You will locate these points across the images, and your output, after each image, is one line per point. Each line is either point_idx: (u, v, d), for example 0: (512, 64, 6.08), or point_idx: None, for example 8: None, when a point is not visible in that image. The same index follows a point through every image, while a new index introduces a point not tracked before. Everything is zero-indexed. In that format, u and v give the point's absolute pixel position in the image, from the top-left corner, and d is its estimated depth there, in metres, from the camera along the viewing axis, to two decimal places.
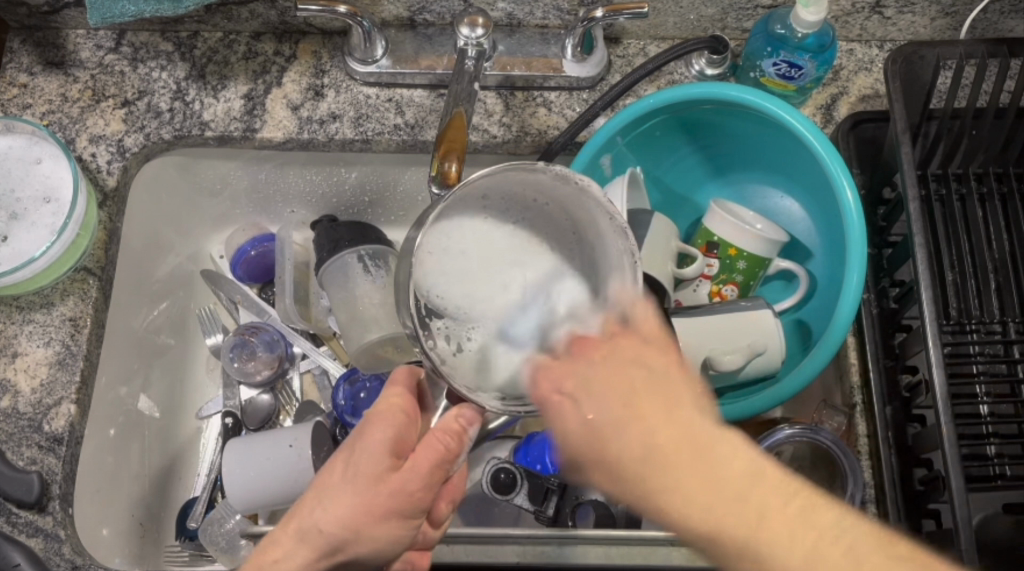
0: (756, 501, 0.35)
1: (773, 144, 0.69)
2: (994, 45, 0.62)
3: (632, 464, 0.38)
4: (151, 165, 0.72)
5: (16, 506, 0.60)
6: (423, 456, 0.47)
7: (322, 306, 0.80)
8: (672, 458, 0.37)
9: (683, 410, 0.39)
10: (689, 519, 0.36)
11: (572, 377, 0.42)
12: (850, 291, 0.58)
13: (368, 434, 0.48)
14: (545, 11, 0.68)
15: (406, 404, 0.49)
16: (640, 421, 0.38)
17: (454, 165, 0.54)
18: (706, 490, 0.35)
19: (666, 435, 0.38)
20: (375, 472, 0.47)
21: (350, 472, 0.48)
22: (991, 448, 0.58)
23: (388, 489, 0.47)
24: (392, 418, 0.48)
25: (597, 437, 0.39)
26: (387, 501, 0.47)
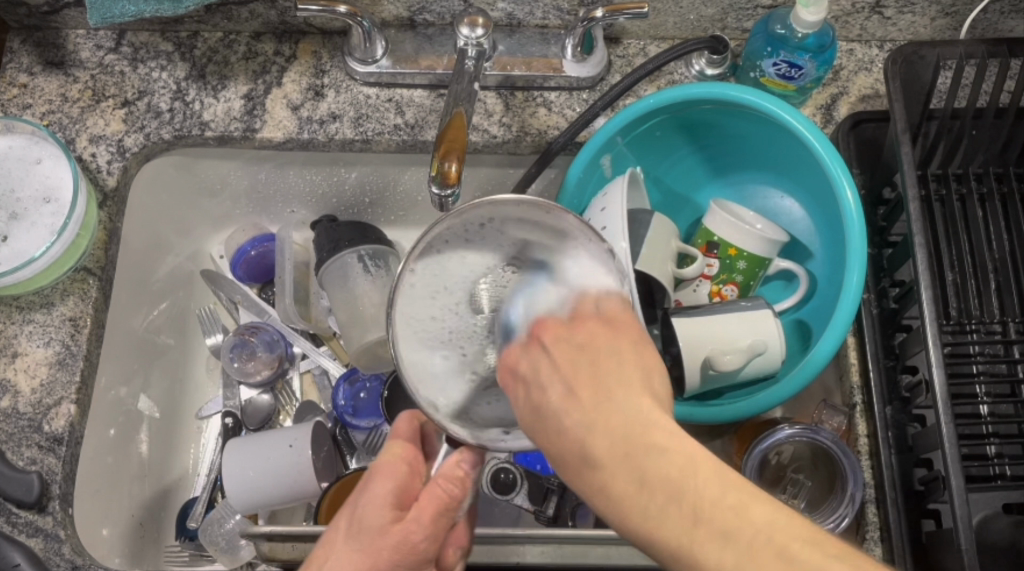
0: (694, 497, 0.34)
1: (774, 144, 0.69)
2: (994, 45, 0.62)
3: (576, 444, 0.38)
4: (150, 165, 0.72)
5: (16, 506, 0.60)
6: (425, 505, 0.46)
7: (322, 306, 0.80)
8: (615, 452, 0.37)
9: (625, 381, 0.39)
10: (613, 493, 0.36)
11: (558, 346, 0.42)
12: (851, 291, 0.58)
13: (372, 489, 0.48)
14: (545, 11, 0.68)
15: (409, 454, 0.50)
16: (584, 400, 0.39)
17: (454, 165, 0.54)
18: (630, 480, 0.36)
19: (609, 393, 0.38)
20: (380, 526, 0.47)
21: (355, 528, 0.48)
22: (991, 448, 0.58)
23: (391, 543, 0.46)
24: (395, 470, 0.49)
25: (599, 391, 0.39)
26: (392, 554, 0.46)
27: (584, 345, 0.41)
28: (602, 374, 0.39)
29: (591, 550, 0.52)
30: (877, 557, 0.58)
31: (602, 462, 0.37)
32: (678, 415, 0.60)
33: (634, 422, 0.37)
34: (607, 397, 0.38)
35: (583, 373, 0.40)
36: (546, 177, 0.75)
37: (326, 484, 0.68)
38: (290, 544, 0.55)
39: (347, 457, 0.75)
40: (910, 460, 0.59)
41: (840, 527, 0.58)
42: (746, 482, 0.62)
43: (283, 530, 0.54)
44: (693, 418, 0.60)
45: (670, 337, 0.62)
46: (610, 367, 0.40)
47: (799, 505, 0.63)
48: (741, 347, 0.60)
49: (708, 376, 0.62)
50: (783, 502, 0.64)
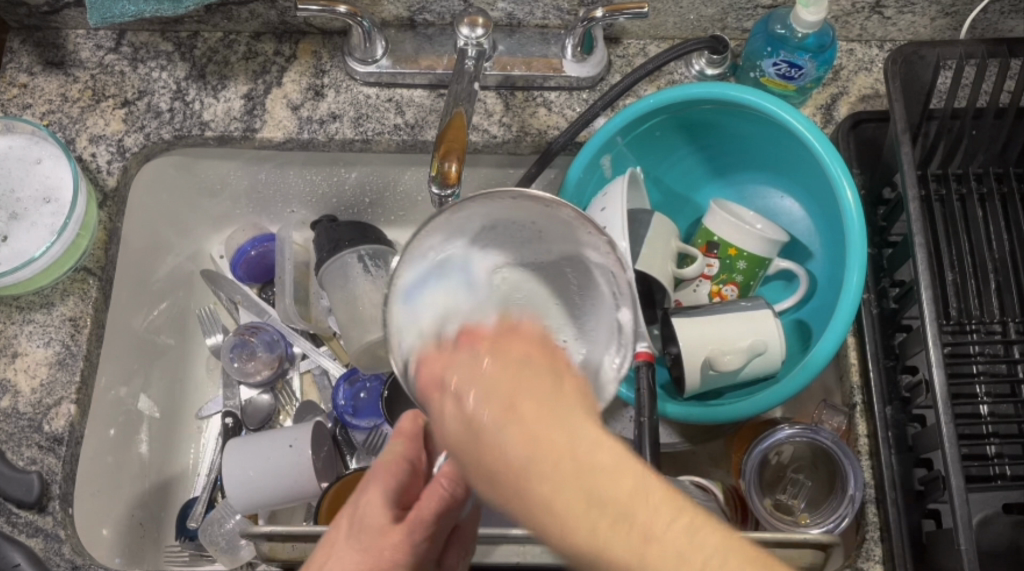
0: (623, 501, 0.28)
1: (774, 144, 0.69)
2: (994, 45, 0.62)
3: (508, 468, 0.31)
4: (150, 165, 0.72)
5: (16, 506, 0.60)
6: (426, 504, 0.45)
7: (322, 306, 0.79)
8: (521, 464, 0.30)
9: (566, 405, 0.32)
10: (530, 491, 0.30)
11: (457, 362, 0.36)
12: (851, 291, 0.58)
13: (373, 489, 0.49)
14: (545, 11, 0.68)
15: (411, 454, 0.50)
16: (519, 420, 0.31)
17: (454, 165, 0.54)
18: (541, 478, 0.30)
19: (519, 416, 0.32)
20: (380, 526, 0.47)
21: (356, 527, 0.48)
22: (991, 448, 0.58)
23: (394, 542, 0.46)
24: (397, 469, 0.49)
25: (472, 432, 0.33)
26: (394, 553, 0.46)
27: (505, 382, 0.33)
28: (524, 407, 0.32)
29: None
30: (877, 558, 0.58)
31: (520, 468, 0.30)
32: (678, 415, 0.60)
33: (565, 435, 0.30)
34: (557, 413, 0.31)
35: (503, 393, 0.33)
36: (546, 177, 0.75)
37: (326, 484, 0.68)
38: (290, 544, 0.55)
39: (347, 458, 0.75)
40: (910, 460, 0.59)
41: (841, 527, 0.58)
42: (746, 483, 0.63)
43: (285, 530, 0.53)
44: (693, 418, 0.60)
45: (669, 337, 0.62)
46: (526, 384, 0.33)
47: (799, 505, 0.63)
48: (741, 347, 0.60)
49: (708, 376, 0.62)
50: (783, 502, 0.64)
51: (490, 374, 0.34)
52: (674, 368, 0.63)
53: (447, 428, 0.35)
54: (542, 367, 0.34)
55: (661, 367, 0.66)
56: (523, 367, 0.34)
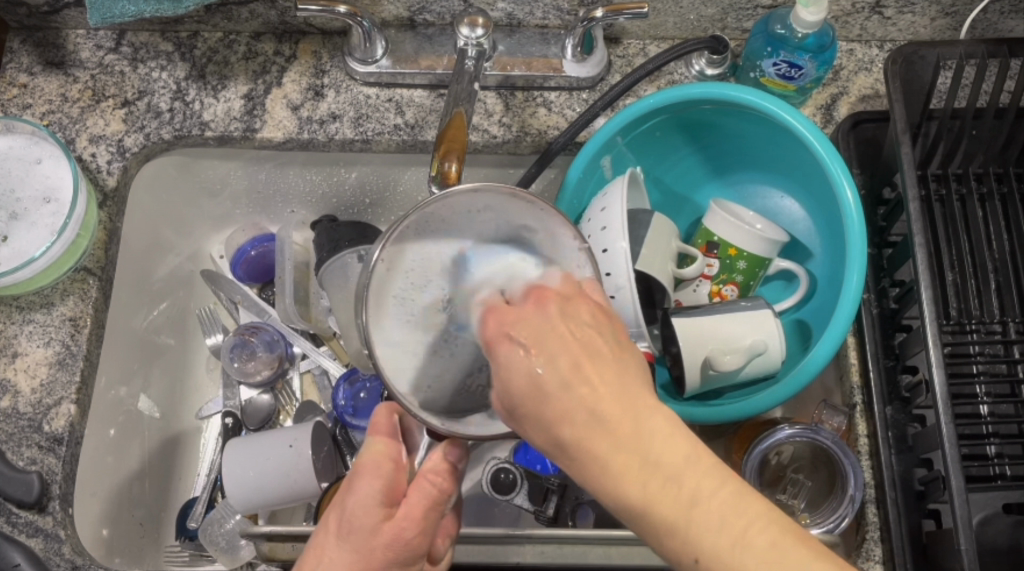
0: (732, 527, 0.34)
1: (774, 144, 0.69)
2: (994, 45, 0.62)
3: (577, 412, 0.37)
4: (150, 165, 0.72)
5: (16, 506, 0.60)
6: (415, 500, 0.46)
7: (322, 306, 0.80)
8: (579, 423, 0.37)
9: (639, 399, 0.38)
10: (614, 484, 0.36)
11: (520, 323, 0.40)
12: (851, 291, 0.58)
13: (356, 490, 0.47)
14: (545, 11, 0.68)
15: (391, 446, 0.48)
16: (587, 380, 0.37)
17: (454, 165, 0.54)
18: (625, 456, 0.36)
19: (583, 421, 0.37)
20: (370, 528, 0.46)
21: (345, 529, 0.47)
22: (991, 448, 0.58)
23: (386, 543, 0.46)
24: (379, 466, 0.47)
25: (537, 392, 0.38)
26: (387, 553, 0.46)
27: (584, 332, 0.39)
28: (592, 353, 0.39)
29: (590, 551, 0.52)
30: (877, 558, 0.58)
31: (578, 450, 0.37)
32: (678, 416, 0.60)
33: (631, 419, 0.37)
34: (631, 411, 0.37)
35: (599, 428, 0.37)
36: (546, 177, 0.75)
37: (326, 484, 0.68)
38: (289, 544, 0.54)
39: (347, 458, 0.75)
40: (910, 460, 0.59)
41: (840, 527, 0.58)
42: (746, 484, 0.63)
43: (283, 529, 0.54)
44: (693, 419, 0.60)
45: (669, 337, 0.62)
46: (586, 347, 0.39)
47: (799, 505, 0.63)
48: (741, 347, 0.60)
49: (708, 376, 0.62)
50: (783, 502, 0.64)
51: (554, 381, 0.38)
52: (674, 368, 0.63)
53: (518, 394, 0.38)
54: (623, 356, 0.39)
55: (662, 367, 0.66)
56: (604, 309, 0.41)
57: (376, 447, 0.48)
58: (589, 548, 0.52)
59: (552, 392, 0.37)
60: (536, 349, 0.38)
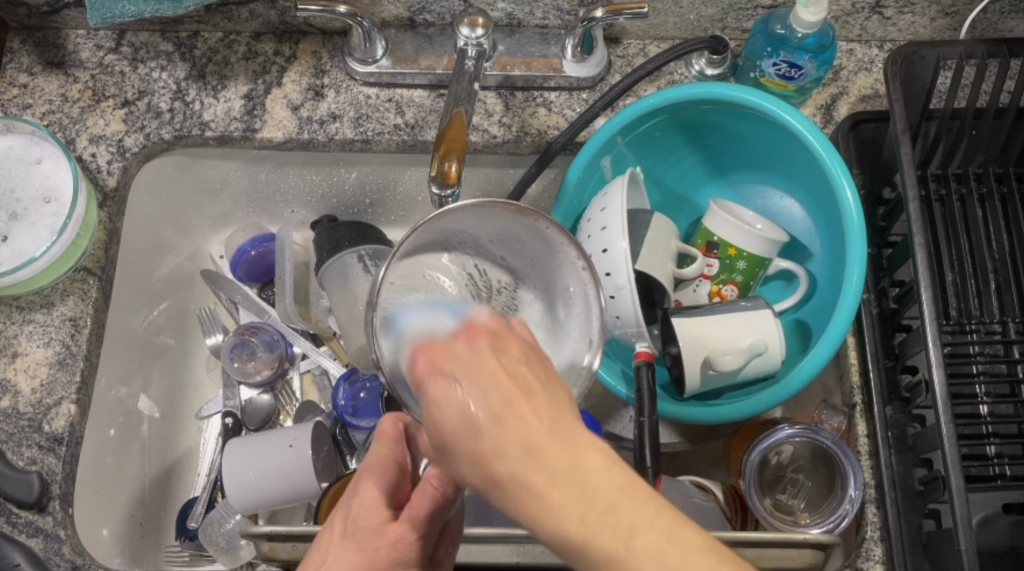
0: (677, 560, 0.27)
1: (773, 144, 0.69)
2: (994, 45, 0.62)
3: (488, 446, 0.29)
4: (151, 165, 0.72)
5: (16, 506, 0.60)
6: (417, 506, 0.44)
7: (322, 306, 0.80)
8: (520, 459, 0.28)
9: (559, 409, 0.30)
10: (557, 525, 0.28)
11: (453, 356, 0.31)
12: (851, 291, 0.58)
13: (361, 492, 0.48)
14: (545, 11, 0.68)
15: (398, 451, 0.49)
16: (517, 413, 0.29)
17: (454, 165, 0.54)
18: (537, 469, 0.28)
19: (510, 428, 0.29)
20: (374, 529, 0.46)
21: (349, 529, 0.47)
22: (991, 448, 0.58)
23: (390, 542, 0.45)
24: (384, 469, 0.48)
25: (500, 414, 0.29)
26: (390, 553, 0.45)
27: (516, 369, 0.31)
28: (505, 378, 0.30)
29: None
30: (877, 557, 0.58)
31: (516, 481, 0.28)
32: (679, 416, 0.60)
33: (569, 450, 0.28)
34: (558, 428, 0.29)
35: (506, 390, 0.29)
36: (546, 177, 0.75)
37: (326, 484, 0.68)
38: (289, 544, 0.54)
39: (348, 458, 0.75)
40: (910, 460, 0.59)
41: (840, 526, 0.58)
42: (746, 483, 0.63)
43: (284, 530, 0.54)
44: (693, 419, 0.60)
45: (670, 337, 0.63)
46: (481, 377, 0.30)
47: (798, 505, 0.63)
48: (741, 347, 0.60)
49: (708, 376, 0.62)
50: (783, 502, 0.64)
51: (486, 411, 0.29)
52: (674, 368, 0.63)
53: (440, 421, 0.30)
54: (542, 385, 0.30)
55: (662, 367, 0.67)
56: (521, 374, 0.30)
57: (380, 452, 0.49)
58: None
59: (458, 438, 0.29)
60: (463, 368, 0.31)
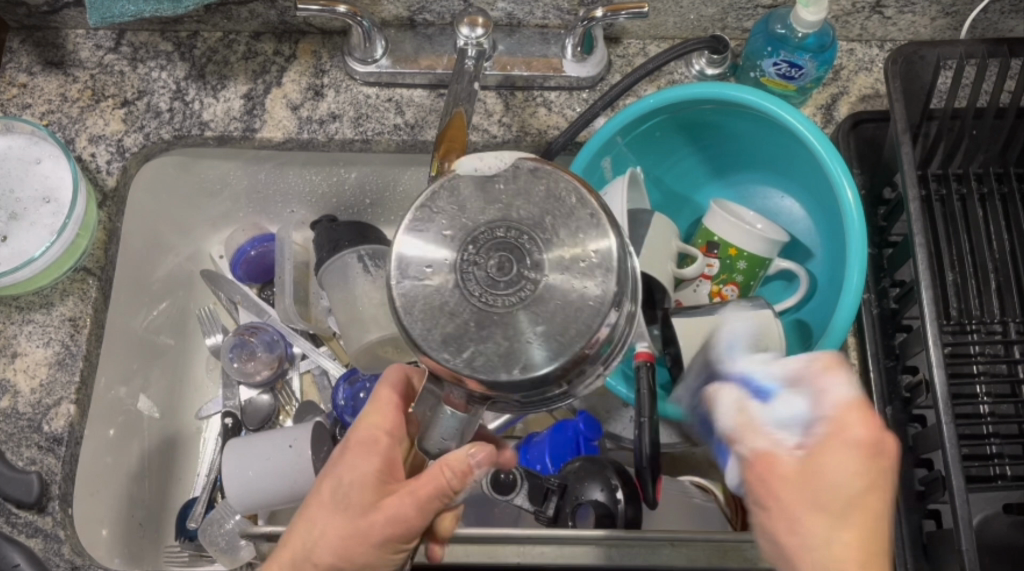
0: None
1: (774, 144, 0.69)
2: (995, 45, 0.62)
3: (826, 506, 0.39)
4: (151, 165, 0.72)
5: (16, 506, 0.59)
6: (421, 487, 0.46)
7: (322, 306, 0.80)
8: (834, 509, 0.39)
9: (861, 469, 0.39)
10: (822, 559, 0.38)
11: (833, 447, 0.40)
12: (851, 291, 0.58)
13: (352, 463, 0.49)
14: (545, 11, 0.68)
15: (394, 427, 0.49)
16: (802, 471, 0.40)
17: (454, 165, 0.54)
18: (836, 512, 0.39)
19: (853, 500, 0.39)
20: (365, 503, 0.48)
21: (338, 501, 0.49)
22: (991, 448, 0.57)
23: (387, 516, 0.47)
24: (373, 438, 0.49)
25: (811, 478, 0.40)
26: (388, 527, 0.47)
27: (864, 461, 0.39)
28: (882, 454, 0.40)
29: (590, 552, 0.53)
30: None
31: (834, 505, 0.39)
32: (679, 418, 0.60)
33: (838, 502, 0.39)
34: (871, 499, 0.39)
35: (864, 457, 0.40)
36: None
37: None
38: None
39: None
40: (910, 460, 0.59)
41: None
42: None
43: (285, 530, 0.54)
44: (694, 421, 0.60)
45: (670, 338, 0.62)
46: (864, 472, 0.39)
47: None
48: None
49: None
50: None
51: (852, 473, 0.39)
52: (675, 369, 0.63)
53: (821, 435, 0.40)
54: (882, 459, 0.40)
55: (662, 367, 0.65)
56: (879, 442, 0.40)
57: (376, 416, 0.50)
58: (589, 548, 0.53)
59: (833, 501, 0.39)
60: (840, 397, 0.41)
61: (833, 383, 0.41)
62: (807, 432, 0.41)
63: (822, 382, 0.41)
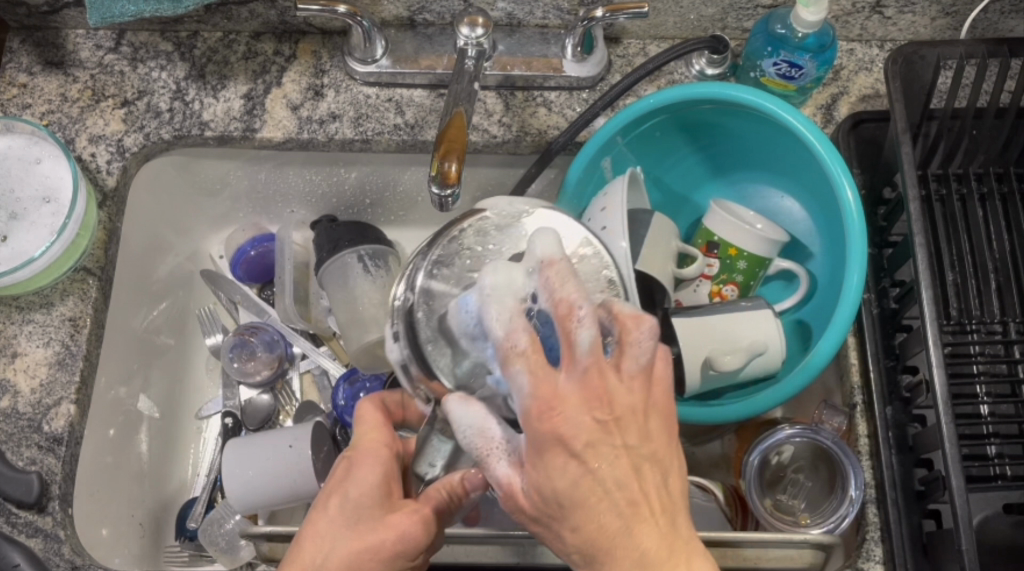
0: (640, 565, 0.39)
1: (774, 144, 0.69)
2: (994, 45, 0.62)
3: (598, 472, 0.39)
4: (151, 165, 0.72)
5: (16, 506, 0.59)
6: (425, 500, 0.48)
7: (322, 306, 0.79)
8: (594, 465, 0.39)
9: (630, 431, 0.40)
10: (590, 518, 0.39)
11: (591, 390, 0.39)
12: (851, 291, 0.58)
13: (359, 477, 0.49)
14: (545, 11, 0.68)
15: (391, 442, 0.51)
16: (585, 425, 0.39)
17: (454, 165, 0.54)
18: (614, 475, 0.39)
19: (589, 465, 0.39)
20: (373, 518, 0.49)
21: (346, 514, 0.49)
22: (991, 448, 0.57)
23: (391, 527, 0.48)
24: (377, 453, 0.50)
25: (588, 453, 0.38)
26: (393, 541, 0.48)
27: (591, 437, 0.38)
28: (575, 441, 0.38)
29: None
30: (877, 558, 0.57)
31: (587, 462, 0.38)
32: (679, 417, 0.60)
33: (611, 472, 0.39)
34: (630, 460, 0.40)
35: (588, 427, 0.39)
36: (546, 177, 0.75)
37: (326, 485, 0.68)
38: (289, 544, 0.55)
39: None
40: (910, 460, 0.59)
41: (840, 527, 0.58)
42: (746, 483, 0.63)
43: (284, 529, 0.54)
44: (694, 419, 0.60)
45: None
46: (603, 459, 0.39)
47: (799, 505, 0.63)
48: (741, 348, 0.60)
49: (708, 376, 0.61)
50: (783, 502, 0.64)
51: (584, 448, 0.38)
52: None
53: (531, 412, 0.38)
54: (628, 419, 0.39)
55: None
56: (611, 398, 0.39)
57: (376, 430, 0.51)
58: None
59: (564, 501, 0.39)
60: (572, 359, 0.39)
61: (580, 340, 0.38)
62: (524, 419, 0.39)
63: (577, 328, 0.38)
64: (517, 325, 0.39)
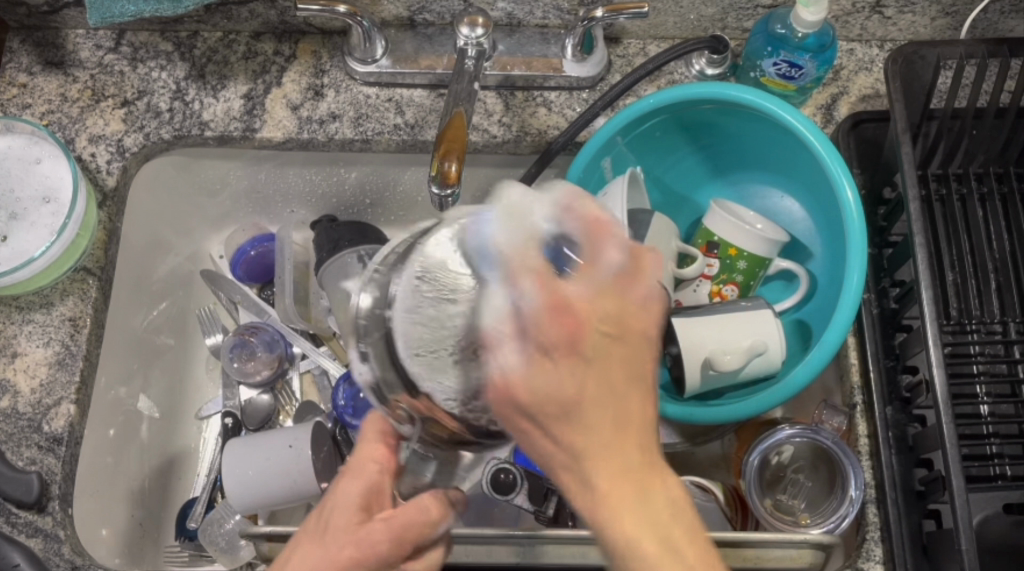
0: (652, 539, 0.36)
1: (773, 143, 0.69)
2: (994, 45, 0.62)
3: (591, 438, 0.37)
4: (151, 165, 0.72)
5: (16, 506, 0.60)
6: (401, 515, 0.48)
7: (322, 306, 0.79)
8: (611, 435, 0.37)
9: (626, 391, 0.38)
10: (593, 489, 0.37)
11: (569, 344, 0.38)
12: (851, 291, 0.58)
13: (342, 489, 0.49)
14: (545, 11, 0.68)
15: (385, 458, 0.50)
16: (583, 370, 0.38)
17: (454, 165, 0.54)
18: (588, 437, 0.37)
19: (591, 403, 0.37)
20: (349, 528, 0.48)
21: (323, 527, 0.49)
22: (991, 448, 0.58)
23: (355, 541, 0.47)
24: (364, 469, 0.50)
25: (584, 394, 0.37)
26: (354, 552, 0.47)
27: (599, 342, 0.38)
28: (587, 347, 0.38)
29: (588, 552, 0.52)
30: (877, 558, 0.57)
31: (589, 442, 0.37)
32: (679, 416, 0.60)
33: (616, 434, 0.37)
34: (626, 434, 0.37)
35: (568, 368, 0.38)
36: (546, 177, 0.75)
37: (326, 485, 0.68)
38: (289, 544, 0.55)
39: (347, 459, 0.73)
40: (910, 460, 0.59)
41: (840, 527, 0.58)
42: (746, 483, 0.63)
43: (284, 530, 0.54)
44: (694, 418, 0.60)
45: (670, 337, 0.62)
46: (606, 356, 0.38)
47: (799, 505, 0.63)
48: (742, 347, 0.60)
49: (708, 376, 0.61)
50: (783, 502, 0.64)
51: (585, 395, 0.37)
52: (674, 368, 0.62)
53: (542, 318, 0.38)
54: (635, 338, 0.39)
55: (662, 367, 0.66)
56: (625, 320, 0.39)
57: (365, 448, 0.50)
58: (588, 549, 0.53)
59: (551, 412, 0.37)
60: (589, 275, 0.40)
61: (603, 261, 0.41)
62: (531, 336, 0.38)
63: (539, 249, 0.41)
64: (530, 250, 0.41)
